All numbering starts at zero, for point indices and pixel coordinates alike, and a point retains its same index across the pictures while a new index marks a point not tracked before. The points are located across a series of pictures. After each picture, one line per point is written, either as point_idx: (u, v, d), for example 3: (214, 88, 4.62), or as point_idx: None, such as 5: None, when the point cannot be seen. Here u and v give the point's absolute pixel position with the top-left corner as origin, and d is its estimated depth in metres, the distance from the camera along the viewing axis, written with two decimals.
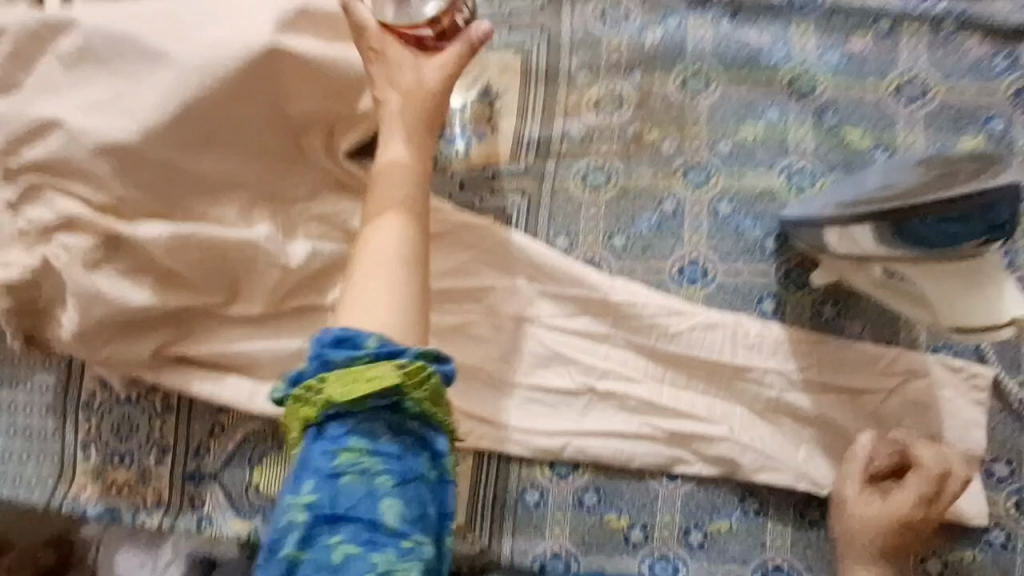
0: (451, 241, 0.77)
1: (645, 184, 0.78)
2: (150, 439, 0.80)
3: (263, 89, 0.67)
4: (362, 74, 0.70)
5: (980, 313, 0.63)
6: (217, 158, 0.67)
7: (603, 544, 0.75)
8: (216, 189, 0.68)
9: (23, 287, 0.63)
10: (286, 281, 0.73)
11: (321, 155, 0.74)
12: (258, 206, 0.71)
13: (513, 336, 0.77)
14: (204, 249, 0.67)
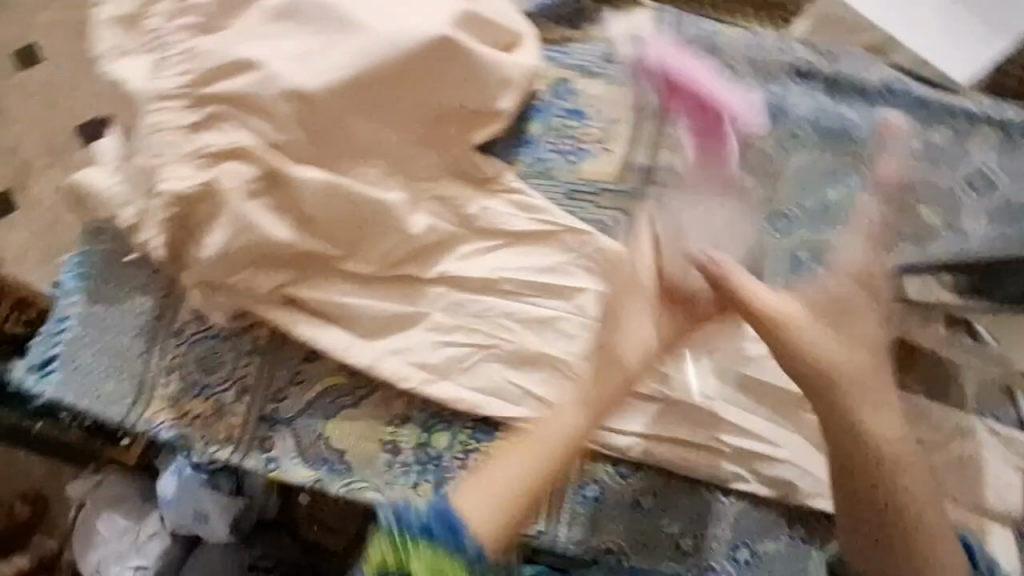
0: (554, 242, 0.84)
1: (733, 223, 0.85)
2: (232, 376, 0.83)
3: (425, 72, 0.75)
4: (508, 78, 0.80)
5: None
6: (374, 123, 0.75)
7: (653, 548, 0.79)
8: (362, 152, 0.75)
9: (188, 200, 0.70)
10: (402, 249, 0.79)
11: (454, 140, 0.80)
12: (392, 175, 0.78)
13: (595, 338, 0.83)
14: (344, 201, 0.74)
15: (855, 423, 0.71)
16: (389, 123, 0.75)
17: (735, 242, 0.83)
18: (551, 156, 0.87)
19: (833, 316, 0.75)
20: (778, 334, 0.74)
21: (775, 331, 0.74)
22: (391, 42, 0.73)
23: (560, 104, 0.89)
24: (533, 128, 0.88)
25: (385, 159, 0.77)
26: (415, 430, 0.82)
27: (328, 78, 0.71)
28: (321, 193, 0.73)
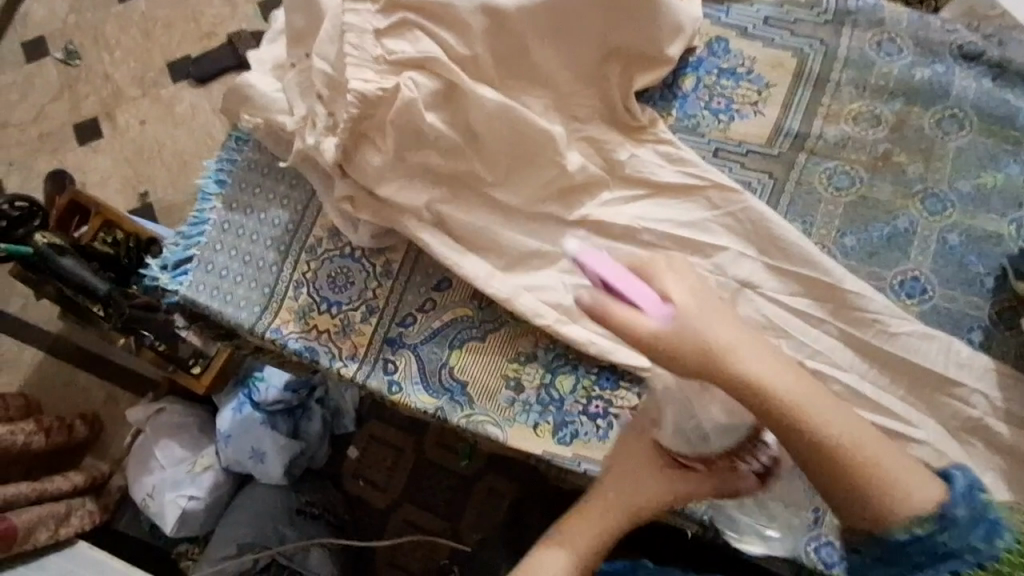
0: (700, 197, 0.83)
1: (884, 198, 0.84)
2: (362, 295, 0.83)
3: (611, 10, 0.77)
4: (682, 27, 0.80)
5: None
6: (554, 52, 0.77)
7: (773, 515, 0.77)
8: (533, 82, 0.78)
9: (367, 103, 0.71)
10: (553, 183, 0.79)
11: (616, 84, 0.81)
12: (551, 109, 0.80)
13: (732, 298, 0.81)
14: (512, 125, 0.74)
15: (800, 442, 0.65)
16: (564, 55, 0.78)
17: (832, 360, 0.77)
18: (703, 112, 0.87)
19: (672, 333, 0.65)
20: (708, 371, 0.65)
21: (664, 357, 0.66)
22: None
23: (716, 61, 0.88)
24: (686, 83, 0.88)
25: (550, 92, 0.79)
26: (540, 370, 0.81)
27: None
28: (494, 116, 0.74)
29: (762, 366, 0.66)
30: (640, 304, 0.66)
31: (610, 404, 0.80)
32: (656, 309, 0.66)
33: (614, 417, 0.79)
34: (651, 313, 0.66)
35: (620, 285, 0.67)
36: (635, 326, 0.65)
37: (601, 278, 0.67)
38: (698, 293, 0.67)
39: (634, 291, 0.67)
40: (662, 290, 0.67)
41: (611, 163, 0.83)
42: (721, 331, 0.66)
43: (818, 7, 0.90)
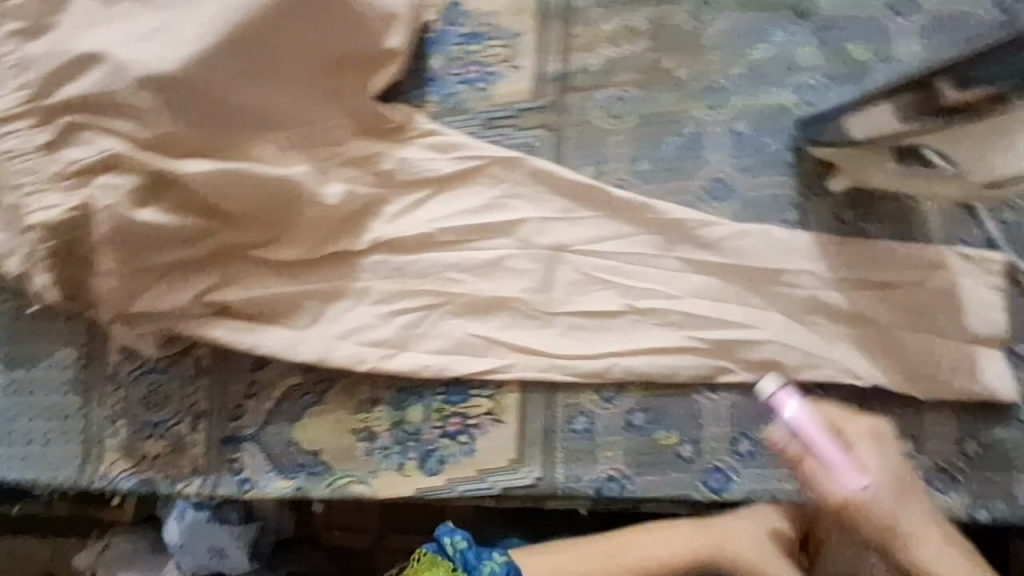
0: (483, 176, 0.79)
1: (665, 110, 0.80)
2: (183, 406, 0.77)
3: (304, 26, 0.69)
4: (393, 12, 0.73)
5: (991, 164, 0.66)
6: (260, 92, 0.68)
7: (656, 463, 0.76)
8: (257, 128, 0.69)
9: (68, 226, 0.64)
10: (322, 223, 0.74)
11: (353, 95, 0.74)
12: (295, 146, 0.71)
13: (548, 267, 0.78)
14: (244, 186, 0.68)
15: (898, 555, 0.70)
16: (276, 88, 0.69)
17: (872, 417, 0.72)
18: (459, 87, 0.81)
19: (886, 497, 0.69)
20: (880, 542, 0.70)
21: (846, 518, 0.71)
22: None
23: (455, 30, 0.82)
24: (434, 62, 0.81)
25: (285, 130, 0.70)
26: (388, 411, 0.78)
27: (192, 49, 0.65)
28: (216, 184, 0.67)
29: (920, 527, 0.69)
30: (840, 471, 0.69)
31: (467, 418, 0.77)
32: (852, 475, 0.69)
33: (474, 429, 0.77)
34: (850, 475, 0.69)
35: (824, 449, 0.69)
36: (832, 484, 0.69)
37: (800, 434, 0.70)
38: (891, 472, 0.70)
39: (836, 457, 0.69)
40: (859, 457, 0.70)
41: (389, 172, 0.77)
42: (916, 519, 0.69)
43: None
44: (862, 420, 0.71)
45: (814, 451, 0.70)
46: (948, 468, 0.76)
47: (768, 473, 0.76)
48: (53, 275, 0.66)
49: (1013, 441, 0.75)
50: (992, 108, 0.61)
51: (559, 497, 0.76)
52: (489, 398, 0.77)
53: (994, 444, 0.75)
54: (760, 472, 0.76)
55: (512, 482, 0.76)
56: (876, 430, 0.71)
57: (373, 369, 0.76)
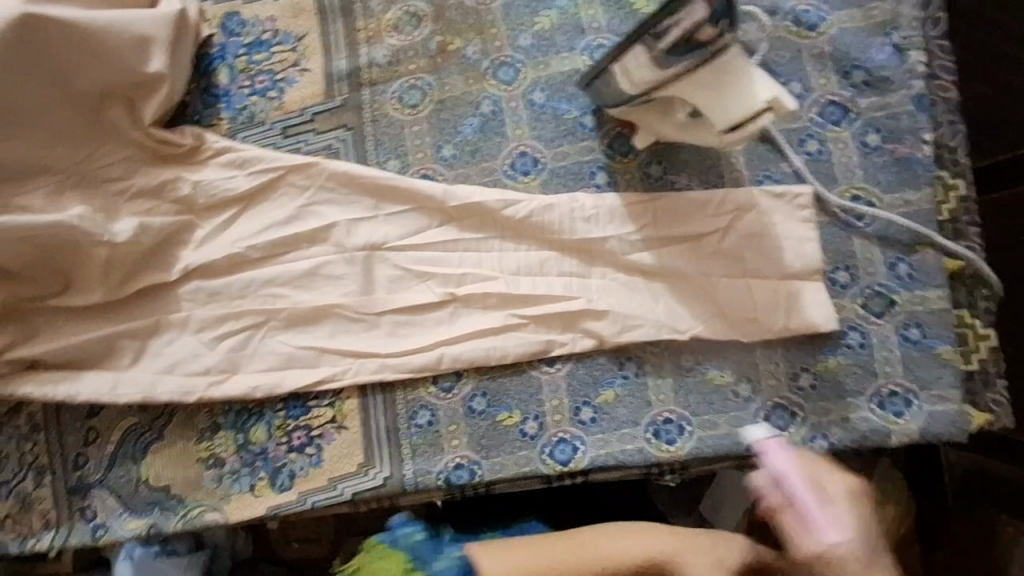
0: (285, 187, 0.77)
1: (459, 91, 0.79)
2: (24, 463, 0.77)
3: (44, 67, 0.68)
4: (143, 38, 0.72)
5: (735, 101, 0.62)
6: (16, 143, 0.70)
7: (500, 444, 0.76)
8: (19, 177, 0.70)
9: None
10: (120, 260, 0.73)
11: (123, 128, 0.74)
12: (71, 190, 0.72)
13: (364, 267, 0.77)
14: (16, 239, 0.68)
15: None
16: (26, 134, 0.70)
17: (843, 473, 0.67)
18: (250, 99, 0.80)
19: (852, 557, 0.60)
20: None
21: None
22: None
23: (237, 41, 0.81)
24: (222, 78, 0.80)
25: (52, 174, 0.72)
26: (230, 435, 0.77)
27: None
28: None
29: None
30: (818, 525, 0.62)
31: (310, 429, 0.77)
32: (829, 529, 0.61)
33: (319, 439, 0.77)
34: (827, 529, 0.62)
35: (802, 498, 0.64)
36: (808, 543, 0.62)
37: (779, 477, 0.65)
38: (870, 532, 0.62)
39: (810, 507, 0.63)
40: (841, 515, 0.62)
41: (189, 197, 0.76)
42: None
43: None
44: (846, 480, 0.65)
45: (792, 504, 0.64)
46: (787, 406, 0.76)
47: (611, 437, 0.75)
48: None
49: (844, 368, 0.76)
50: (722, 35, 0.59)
51: (411, 494, 0.76)
52: (330, 405, 0.77)
53: (828, 373, 0.76)
54: (604, 438, 0.75)
55: (360, 485, 0.75)
56: (858, 495, 0.64)
57: (199, 395, 0.75)
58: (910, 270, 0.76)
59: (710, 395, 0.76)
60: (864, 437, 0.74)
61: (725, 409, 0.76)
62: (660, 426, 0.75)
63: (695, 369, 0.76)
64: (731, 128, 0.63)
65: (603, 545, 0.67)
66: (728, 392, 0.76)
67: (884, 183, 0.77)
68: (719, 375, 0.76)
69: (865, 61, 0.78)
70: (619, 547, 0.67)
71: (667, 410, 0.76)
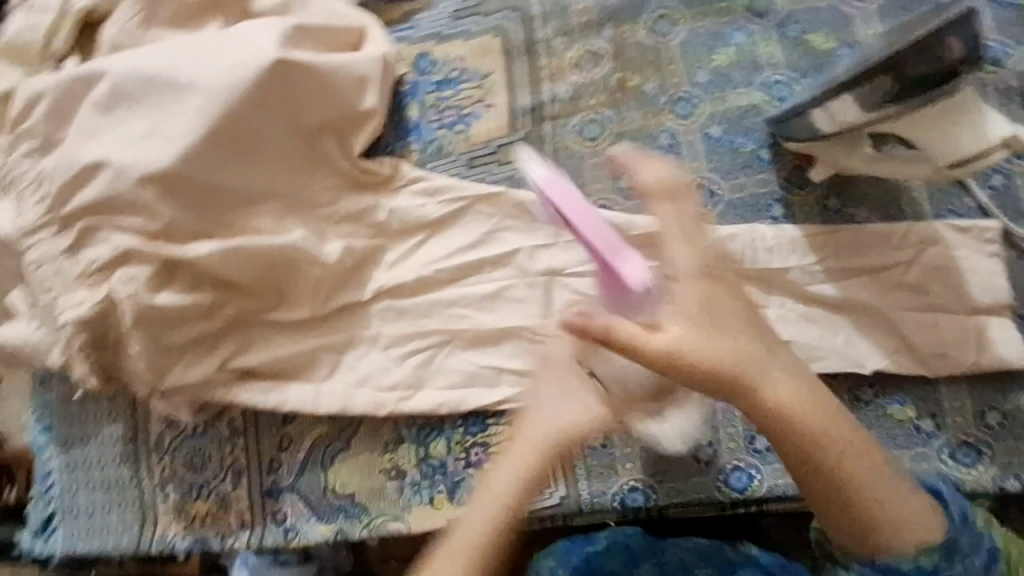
0: (472, 214, 0.82)
1: (638, 125, 0.82)
2: (224, 465, 0.83)
3: (283, 101, 0.73)
4: (364, 78, 0.79)
5: (965, 141, 0.62)
6: (250, 169, 0.73)
7: (675, 469, 0.78)
8: (247, 202, 0.73)
9: (93, 321, 0.68)
10: (327, 279, 0.78)
11: (336, 157, 0.78)
12: (287, 214, 0.76)
13: (545, 292, 0.81)
14: (246, 259, 0.72)
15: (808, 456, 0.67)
16: (258, 163, 0.73)
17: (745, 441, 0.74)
18: (439, 132, 0.85)
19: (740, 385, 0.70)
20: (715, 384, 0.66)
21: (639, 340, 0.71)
22: (209, 78, 0.70)
23: (427, 78, 0.86)
24: (413, 113, 0.85)
25: (274, 199, 0.75)
26: (411, 448, 0.81)
27: (177, 145, 0.69)
28: (221, 260, 0.71)
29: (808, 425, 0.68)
30: (619, 261, 0.73)
31: (488, 446, 0.80)
32: (622, 259, 0.73)
33: (497, 456, 0.80)
34: (633, 279, 0.72)
35: (582, 223, 0.74)
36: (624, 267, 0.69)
37: (549, 183, 0.75)
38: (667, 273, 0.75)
39: (593, 227, 0.74)
40: (636, 273, 0.74)
41: (383, 222, 0.81)
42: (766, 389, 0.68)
43: None
44: (635, 223, 0.80)
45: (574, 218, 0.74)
46: (974, 444, 0.74)
47: None
48: (87, 364, 0.69)
49: None
50: (948, 83, 0.60)
51: (586, 513, 0.78)
52: (509, 425, 0.80)
53: (1019, 412, 0.74)
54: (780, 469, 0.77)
55: (537, 503, 0.78)
56: (649, 238, 0.80)
57: (391, 409, 0.79)
58: None
59: (892, 429, 0.75)
60: None
61: (907, 444, 0.75)
62: None
63: (874, 402, 0.76)
64: (957, 165, 0.64)
65: (471, 522, 0.72)
66: (910, 427, 0.75)
67: None
68: (900, 410, 0.76)
69: None
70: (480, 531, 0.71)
71: None
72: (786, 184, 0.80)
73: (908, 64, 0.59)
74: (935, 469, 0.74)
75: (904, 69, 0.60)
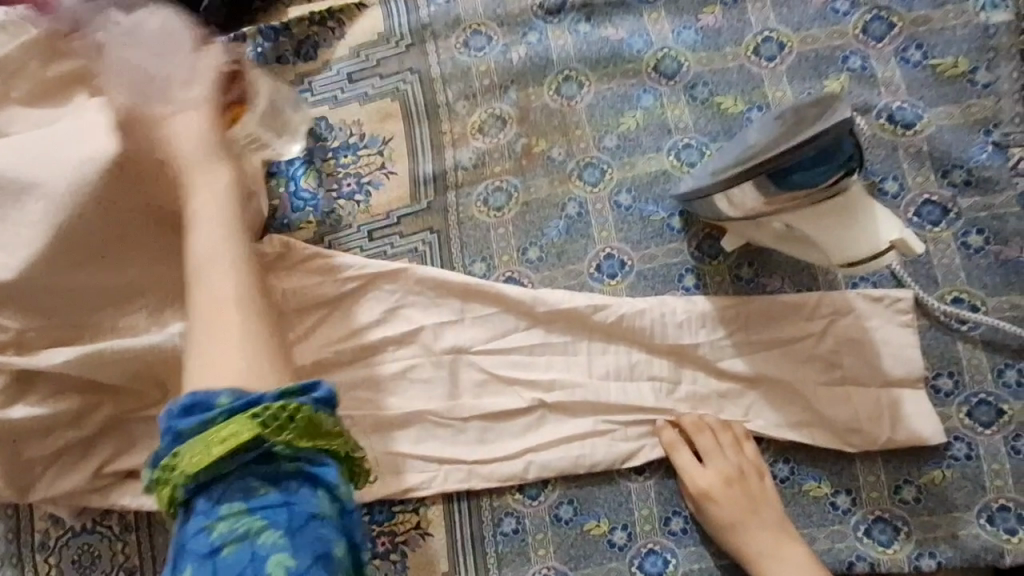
0: (372, 291, 0.78)
1: (544, 193, 0.79)
2: (115, 563, 0.78)
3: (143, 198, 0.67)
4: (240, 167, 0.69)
5: (859, 243, 0.60)
6: (109, 269, 0.67)
7: (589, 555, 0.74)
8: (117, 301, 0.69)
9: None
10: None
11: None
12: (168, 307, 0.71)
13: (450, 371, 0.77)
14: (111, 361, 0.67)
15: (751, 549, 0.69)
16: (125, 259, 0.68)
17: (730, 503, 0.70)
18: (338, 203, 0.81)
19: (728, 497, 0.70)
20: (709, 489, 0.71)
21: None
22: (46, 175, 0.60)
23: (324, 145, 0.83)
24: (310, 181, 0.82)
25: (150, 294, 0.70)
26: None
27: (22, 256, 0.61)
28: (83, 369, 0.66)
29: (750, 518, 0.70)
30: None
31: (394, 535, 0.76)
32: None
33: (404, 545, 0.75)
34: None
35: None
36: None
37: None
38: None
39: None
40: None
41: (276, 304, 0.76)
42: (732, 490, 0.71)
43: (394, 37, 0.85)
44: None
45: None
46: (890, 520, 0.72)
47: (704, 548, 0.73)
48: None
49: (952, 481, 0.72)
50: (834, 187, 0.58)
51: None
52: (415, 511, 0.76)
53: (933, 486, 0.72)
54: (698, 550, 0.73)
55: None
56: None
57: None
58: (1020, 377, 0.72)
59: (808, 507, 0.73)
60: (978, 557, 0.70)
61: (824, 523, 0.72)
62: None
63: (790, 479, 0.74)
64: (849, 263, 0.63)
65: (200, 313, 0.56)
66: (826, 504, 0.73)
67: (989, 286, 0.74)
68: (815, 486, 0.73)
69: (966, 161, 0.75)
70: (203, 321, 0.55)
71: None
72: (699, 252, 0.77)
73: (790, 178, 0.57)
74: (852, 548, 0.71)
75: (786, 184, 0.57)
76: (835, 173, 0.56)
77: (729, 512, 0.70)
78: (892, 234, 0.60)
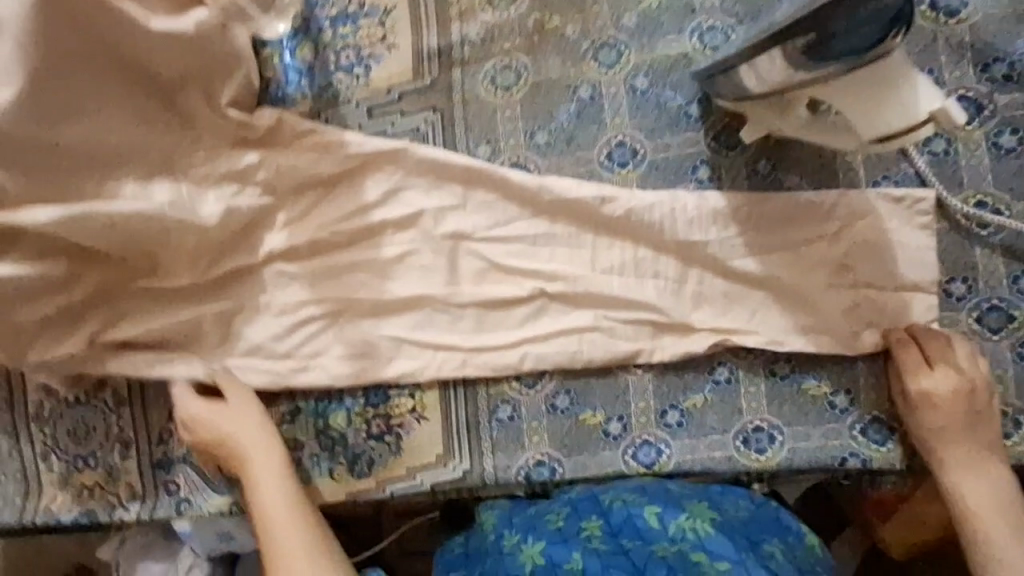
0: (370, 170, 0.74)
1: (556, 74, 0.75)
2: (110, 436, 0.78)
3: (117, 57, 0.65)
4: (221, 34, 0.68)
5: (894, 116, 0.56)
6: (93, 128, 0.65)
7: (583, 444, 0.74)
8: (101, 166, 0.67)
9: None
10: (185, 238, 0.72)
11: (204, 111, 0.71)
12: (156, 175, 0.70)
13: (450, 258, 0.74)
14: (100, 230, 0.65)
15: (957, 466, 0.68)
16: (105, 118, 0.66)
17: (948, 413, 0.68)
18: (335, 77, 0.77)
19: (949, 404, 0.68)
20: (958, 391, 0.68)
21: None
22: (23, 16, 0.58)
23: (322, 12, 0.77)
24: (305, 53, 0.77)
25: (134, 160, 0.68)
26: (309, 421, 0.76)
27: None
28: (69, 231, 0.64)
29: (953, 429, 0.68)
30: None
31: (390, 419, 0.76)
32: None
33: (399, 428, 0.76)
34: None
35: None
36: None
37: None
38: None
39: None
40: None
41: (269, 180, 0.73)
42: (934, 409, 0.68)
43: None
44: None
45: None
46: (885, 420, 0.72)
47: (698, 442, 0.73)
48: None
49: None
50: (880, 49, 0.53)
51: (490, 487, 0.75)
52: (410, 396, 0.76)
53: None
54: (691, 444, 0.73)
55: (439, 476, 0.75)
56: None
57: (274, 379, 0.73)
58: None
59: (807, 406, 0.72)
60: None
61: (820, 421, 0.72)
62: (751, 434, 0.72)
63: (791, 378, 0.73)
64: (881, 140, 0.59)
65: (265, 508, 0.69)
66: (824, 404, 0.72)
67: (1016, 190, 0.70)
68: (815, 386, 0.72)
69: (1009, 54, 0.70)
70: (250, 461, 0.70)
71: (758, 418, 0.72)
72: (717, 143, 0.73)
73: (829, 45, 0.53)
74: (846, 446, 0.71)
75: (826, 52, 0.54)
76: (875, 41, 0.52)
77: (949, 413, 0.68)
78: (931, 104, 0.55)
